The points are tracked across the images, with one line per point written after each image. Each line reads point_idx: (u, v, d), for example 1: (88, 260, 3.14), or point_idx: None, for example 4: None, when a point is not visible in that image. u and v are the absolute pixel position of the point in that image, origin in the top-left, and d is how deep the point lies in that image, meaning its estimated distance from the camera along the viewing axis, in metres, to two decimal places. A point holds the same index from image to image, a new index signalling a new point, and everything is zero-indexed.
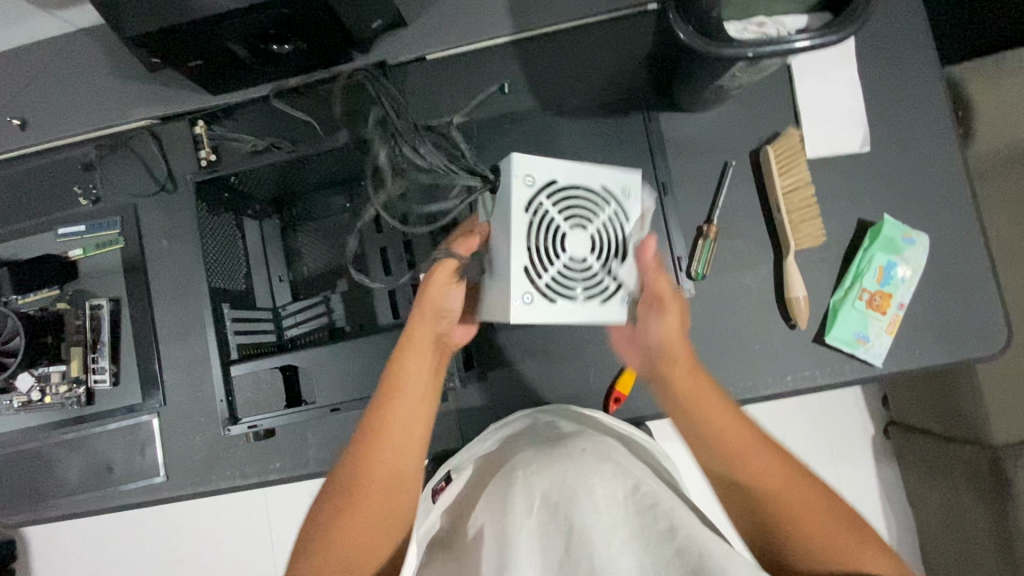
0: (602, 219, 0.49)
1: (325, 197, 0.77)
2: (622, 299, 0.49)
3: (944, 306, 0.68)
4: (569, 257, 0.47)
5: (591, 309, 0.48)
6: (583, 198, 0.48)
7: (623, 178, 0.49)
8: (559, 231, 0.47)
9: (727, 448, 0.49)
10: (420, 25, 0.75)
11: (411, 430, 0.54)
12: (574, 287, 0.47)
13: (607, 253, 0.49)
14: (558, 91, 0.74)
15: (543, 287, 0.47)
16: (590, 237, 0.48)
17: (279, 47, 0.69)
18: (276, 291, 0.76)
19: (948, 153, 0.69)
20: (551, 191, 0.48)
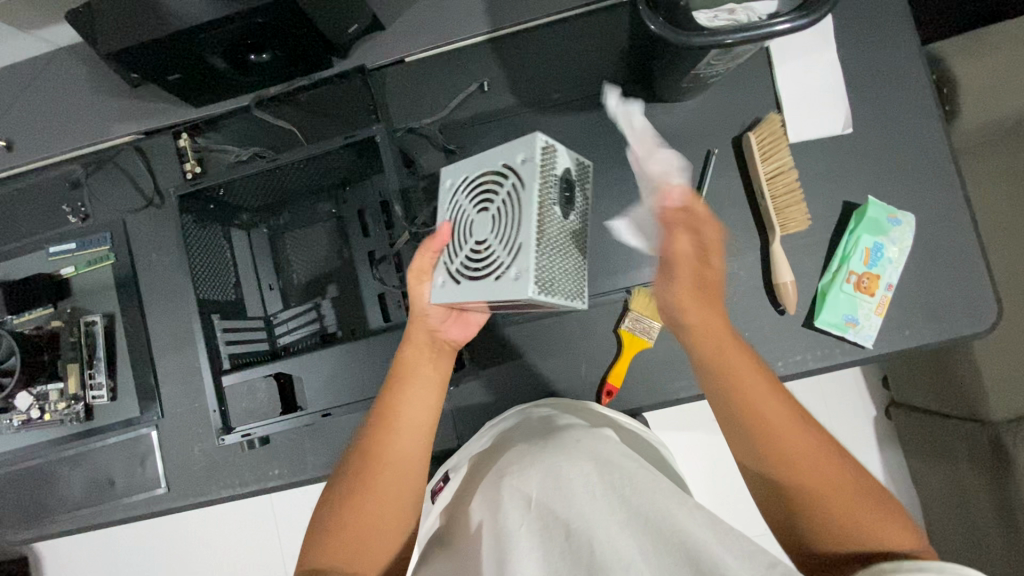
0: (498, 198, 0.49)
1: (311, 205, 0.76)
2: (510, 274, 0.46)
3: (932, 284, 0.67)
4: (473, 239, 0.50)
5: (486, 286, 0.48)
6: (489, 180, 0.50)
7: (521, 148, 0.48)
8: (470, 219, 0.51)
9: (737, 391, 0.48)
10: (397, 28, 0.75)
11: (411, 429, 0.56)
12: (477, 266, 0.50)
13: (503, 229, 0.48)
14: (538, 87, 0.74)
15: (456, 269, 0.53)
16: (490, 216, 0.49)
17: (257, 57, 0.69)
18: (267, 299, 0.75)
19: (930, 130, 0.68)
20: (467, 187, 0.53)
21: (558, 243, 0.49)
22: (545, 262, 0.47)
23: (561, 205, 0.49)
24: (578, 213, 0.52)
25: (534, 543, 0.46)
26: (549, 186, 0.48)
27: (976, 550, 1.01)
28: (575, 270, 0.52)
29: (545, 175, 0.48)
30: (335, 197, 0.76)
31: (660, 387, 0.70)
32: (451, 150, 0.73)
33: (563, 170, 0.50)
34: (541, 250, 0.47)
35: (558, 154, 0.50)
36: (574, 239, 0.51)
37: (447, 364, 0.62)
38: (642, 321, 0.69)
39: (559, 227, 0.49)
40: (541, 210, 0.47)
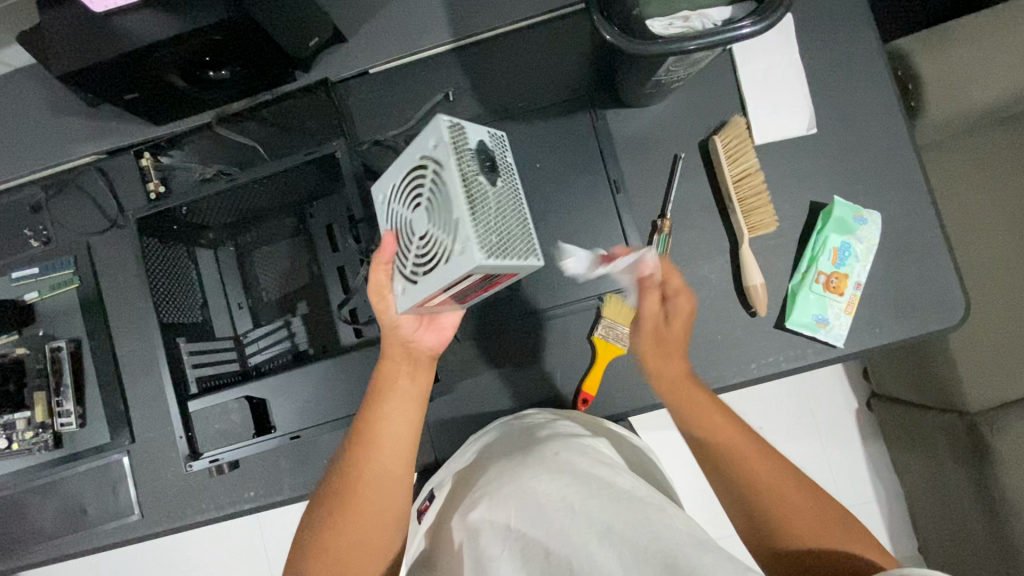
0: (426, 186, 0.48)
1: (278, 221, 0.75)
2: (455, 254, 0.45)
3: (900, 281, 0.68)
4: (416, 236, 0.50)
5: (440, 278, 0.47)
6: (414, 173, 0.49)
7: (429, 134, 0.47)
8: (408, 218, 0.51)
9: (700, 426, 0.54)
10: (360, 39, 0.74)
11: (393, 447, 0.55)
12: (425, 262, 0.49)
13: (437, 217, 0.47)
14: (504, 95, 0.74)
15: (409, 272, 0.51)
16: (423, 208, 0.48)
17: (216, 73, 0.68)
18: (236, 318, 0.74)
19: (893, 128, 0.69)
20: (397, 191, 0.52)
21: (497, 212, 0.47)
22: (485, 232, 0.45)
23: (487, 174, 0.47)
24: (509, 180, 0.50)
25: (515, 562, 0.46)
26: (466, 157, 0.46)
27: (959, 539, 1.02)
28: (527, 234, 0.49)
29: (457, 149, 0.46)
30: (302, 213, 0.75)
31: (637, 393, 0.70)
32: None
33: (478, 141, 0.48)
34: (480, 221, 0.45)
35: (469, 128, 0.48)
36: (514, 204, 0.49)
37: (429, 375, 0.60)
38: (615, 328, 0.69)
39: (494, 196, 0.47)
40: (467, 184, 0.45)
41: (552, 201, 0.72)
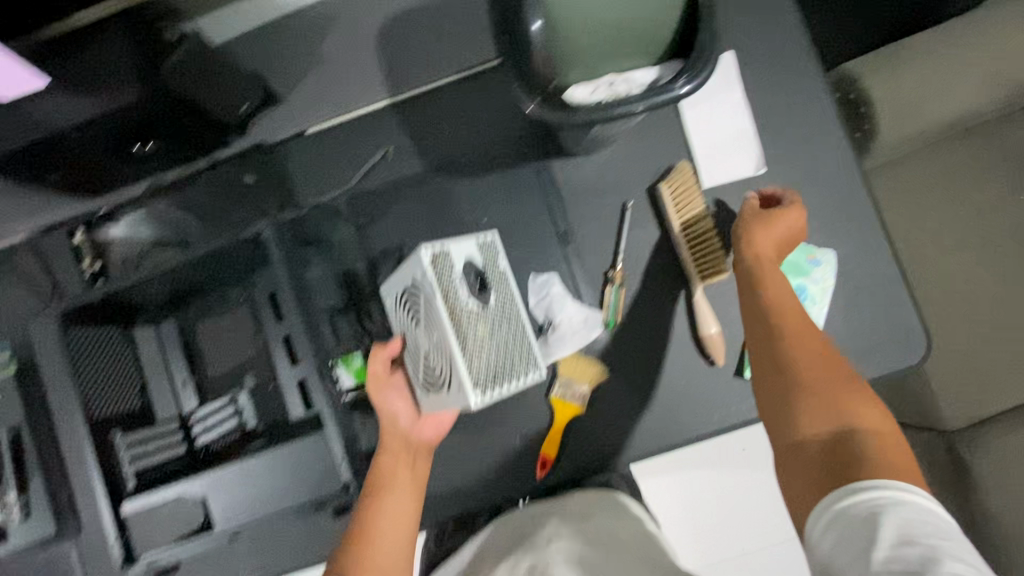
0: (421, 314, 0.58)
1: (221, 290, 0.72)
2: (453, 386, 0.55)
3: (860, 320, 0.66)
4: (422, 356, 0.60)
5: (444, 397, 0.57)
6: (414, 301, 0.59)
7: (415, 274, 0.56)
8: (416, 336, 0.61)
9: (773, 291, 0.58)
10: (293, 99, 0.72)
11: (389, 540, 0.58)
12: (433, 380, 0.59)
13: (433, 345, 0.57)
14: (445, 149, 0.72)
15: (422, 384, 0.62)
16: (423, 331, 0.58)
17: (142, 146, 0.65)
18: (180, 398, 0.70)
19: (843, 163, 0.67)
20: (404, 309, 0.62)
21: (487, 337, 0.56)
22: (477, 364, 0.54)
23: (476, 296, 0.57)
24: (501, 295, 0.60)
25: None
26: (454, 287, 0.55)
27: None
28: (517, 349, 0.58)
29: (447, 279, 0.55)
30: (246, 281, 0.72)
31: (600, 451, 0.67)
32: (362, 226, 0.71)
33: (465, 263, 0.57)
34: (469, 353, 0.54)
35: (454, 254, 0.56)
36: (504, 320, 0.58)
37: (425, 464, 0.65)
38: (573, 386, 0.67)
39: (482, 320, 0.56)
40: (455, 318, 0.54)
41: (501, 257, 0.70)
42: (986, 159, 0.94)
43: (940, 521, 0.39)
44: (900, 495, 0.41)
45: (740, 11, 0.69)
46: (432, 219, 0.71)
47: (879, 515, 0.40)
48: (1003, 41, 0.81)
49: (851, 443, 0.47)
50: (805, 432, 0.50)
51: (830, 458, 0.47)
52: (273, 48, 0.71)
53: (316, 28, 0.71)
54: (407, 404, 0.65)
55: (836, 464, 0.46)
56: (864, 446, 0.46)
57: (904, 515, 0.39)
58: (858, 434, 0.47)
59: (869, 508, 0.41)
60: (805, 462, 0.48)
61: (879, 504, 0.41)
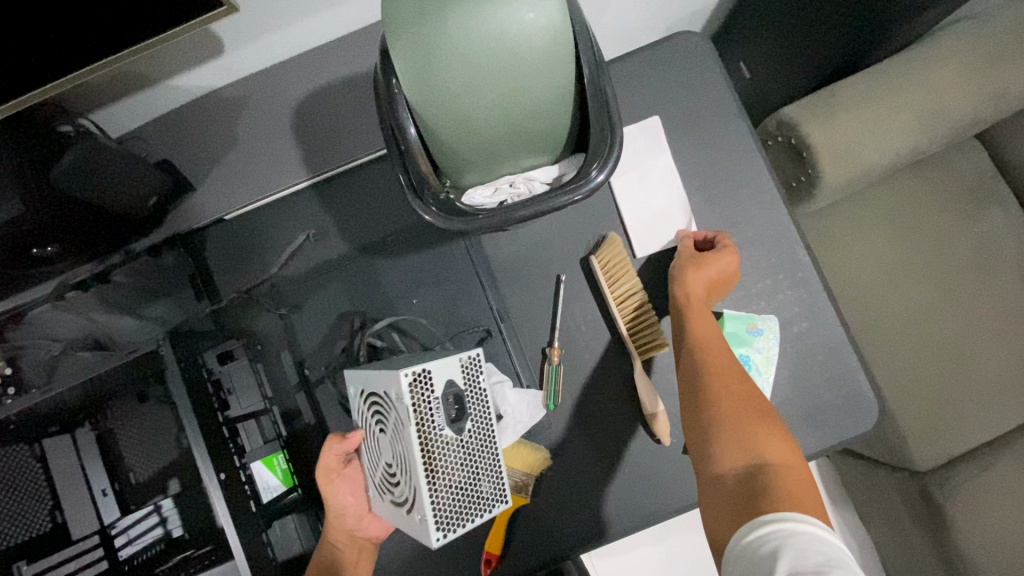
0: (389, 426, 0.50)
1: (142, 391, 0.68)
2: (416, 516, 0.48)
3: (808, 388, 0.63)
4: (387, 464, 0.52)
5: (400, 514, 0.51)
6: (380, 406, 0.51)
7: (391, 383, 0.47)
8: (377, 438, 0.53)
9: (696, 335, 0.58)
10: (208, 186, 0.69)
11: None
12: (392, 492, 0.52)
13: (400, 466, 0.50)
14: (369, 232, 0.69)
15: (379, 482, 0.54)
16: (388, 438, 0.51)
17: (42, 251, 0.61)
18: (102, 509, 0.65)
19: (780, 224, 0.65)
20: (365, 400, 0.53)
21: (461, 466, 0.49)
22: (441, 503, 0.47)
23: (451, 422, 0.49)
24: (480, 416, 0.51)
25: None
26: (429, 414, 0.47)
27: None
28: (490, 480, 0.50)
29: (422, 401, 0.47)
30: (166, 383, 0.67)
31: (548, 541, 0.63)
32: (287, 316, 0.68)
33: (445, 386, 0.49)
34: (440, 487, 0.48)
35: (437, 370, 0.48)
36: (479, 447, 0.51)
37: (371, 560, 0.61)
38: (515, 476, 0.63)
39: (456, 448, 0.49)
40: (427, 449, 0.47)
41: (431, 338, 0.66)
42: (932, 192, 0.93)
43: (830, 549, 0.40)
44: (793, 527, 0.43)
45: (661, 72, 0.67)
46: (359, 301, 0.68)
47: (780, 550, 0.41)
48: (941, 78, 0.79)
49: (759, 479, 0.49)
50: (724, 467, 0.52)
51: (741, 492, 0.49)
52: (184, 134, 0.68)
53: (227, 112, 0.68)
54: (359, 498, 0.59)
55: (744, 498, 0.48)
56: (772, 479, 0.48)
57: (797, 547, 0.41)
58: (766, 469, 0.49)
59: (774, 546, 0.42)
60: (721, 497, 0.50)
61: (776, 540, 0.42)
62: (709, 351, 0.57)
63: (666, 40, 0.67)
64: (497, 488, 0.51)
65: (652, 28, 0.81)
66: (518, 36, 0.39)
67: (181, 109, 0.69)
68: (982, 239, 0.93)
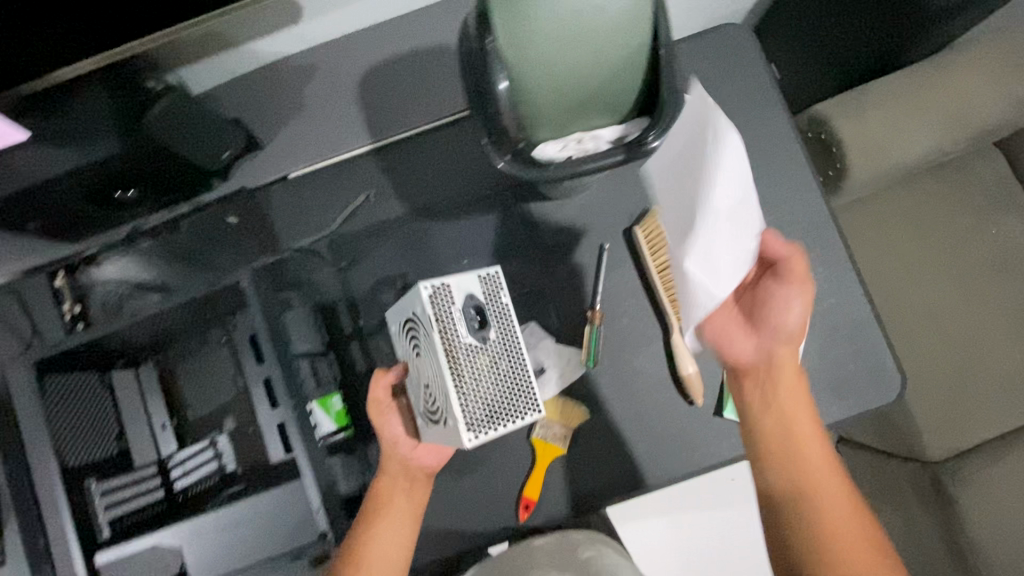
0: (420, 345, 0.57)
1: (201, 334, 0.72)
2: (449, 422, 0.54)
3: (834, 360, 0.67)
4: (422, 385, 0.59)
5: (440, 429, 0.57)
6: (412, 331, 0.58)
7: (414, 300, 0.55)
8: (413, 361, 0.60)
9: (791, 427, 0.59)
10: (276, 145, 0.73)
11: (380, 566, 0.61)
12: (431, 412, 0.58)
13: (432, 380, 0.56)
14: (426, 194, 0.73)
15: (420, 409, 0.61)
16: (420, 357, 0.58)
17: (123, 193, 0.69)
18: (160, 441, 0.70)
19: (815, 207, 0.69)
20: (403, 331, 0.61)
21: (485, 376, 0.55)
22: (470, 405, 0.53)
23: (473, 331, 0.55)
24: (502, 326, 0.57)
25: None
26: (451, 322, 0.54)
27: None
28: (521, 390, 0.55)
29: (443, 308, 0.54)
30: (227, 325, 0.72)
31: (584, 494, 0.67)
32: (344, 269, 0.72)
33: (465, 298, 0.55)
34: (465, 392, 0.53)
35: (454, 285, 0.55)
36: (503, 357, 0.56)
37: (424, 492, 0.65)
38: (553, 427, 0.67)
39: (480, 355, 0.55)
40: (451, 353, 0.53)
41: None
42: (954, 196, 0.97)
43: None
44: None
45: (708, 59, 0.71)
46: (413, 261, 0.72)
47: None
48: (968, 82, 0.83)
49: None
50: None
51: None
52: (256, 95, 0.73)
53: (298, 78, 0.73)
54: (408, 427, 0.65)
55: None
56: None
57: None
58: None
59: None
60: None
61: None
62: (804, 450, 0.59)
63: (713, 31, 0.71)
64: (528, 397, 0.55)
65: (695, 23, 0.86)
66: (597, 11, 0.45)
67: (256, 72, 0.73)
68: (1002, 242, 0.96)
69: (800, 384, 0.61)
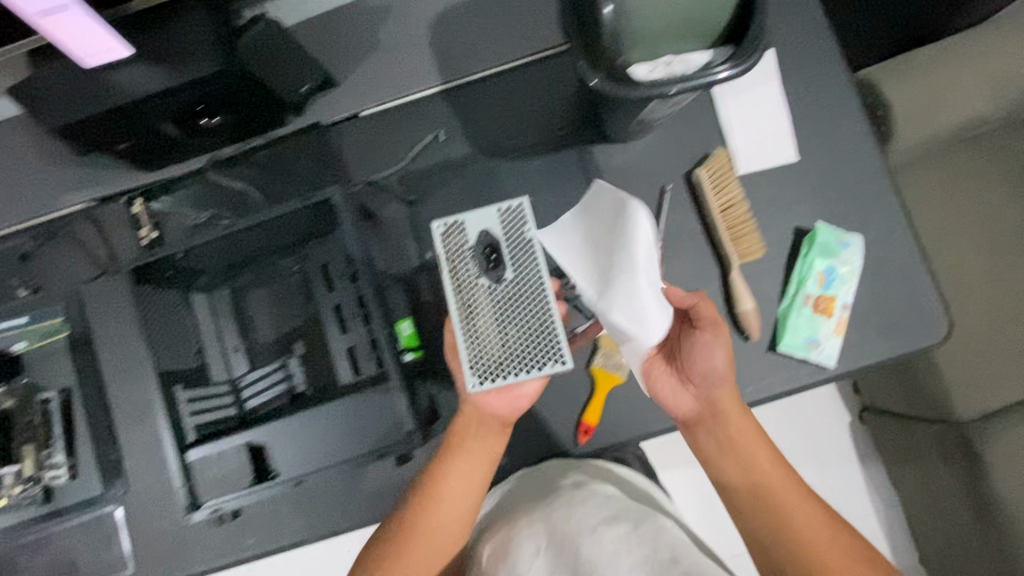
0: None
1: (274, 262, 0.75)
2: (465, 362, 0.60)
3: (884, 302, 0.70)
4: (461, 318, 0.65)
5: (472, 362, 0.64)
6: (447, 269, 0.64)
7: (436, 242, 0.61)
8: None
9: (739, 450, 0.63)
10: (350, 84, 0.76)
11: (453, 501, 0.65)
12: None
13: None
14: (494, 134, 0.75)
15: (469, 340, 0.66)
16: None
17: (207, 121, 0.69)
18: (232, 361, 0.74)
19: (870, 156, 0.72)
20: None
21: (496, 319, 0.58)
22: (477, 346, 0.58)
23: (488, 271, 0.58)
24: (522, 264, 0.57)
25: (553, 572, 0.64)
26: (462, 263, 0.58)
27: (957, 548, 1.05)
28: (536, 332, 0.57)
29: (457, 249, 0.59)
30: (300, 256, 0.74)
31: (637, 421, 0.71)
32: (412, 203, 0.75)
33: (480, 235, 0.58)
34: (474, 335, 0.58)
35: (467, 222, 0.58)
36: (515, 298, 0.58)
37: (500, 436, 0.67)
38: (613, 357, 0.70)
39: (492, 295, 0.58)
40: (462, 294, 0.58)
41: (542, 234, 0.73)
42: (991, 166, 1.00)
43: None
44: None
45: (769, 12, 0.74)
46: (479, 198, 0.75)
47: None
48: (1012, 49, 0.86)
49: None
50: None
51: None
52: (332, 36, 0.76)
53: (374, 20, 0.76)
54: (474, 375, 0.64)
55: None
56: None
57: None
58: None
59: None
60: None
61: None
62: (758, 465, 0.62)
63: None
64: (547, 341, 0.56)
65: None
66: None
67: (332, 12, 0.76)
68: None
69: (743, 411, 0.64)
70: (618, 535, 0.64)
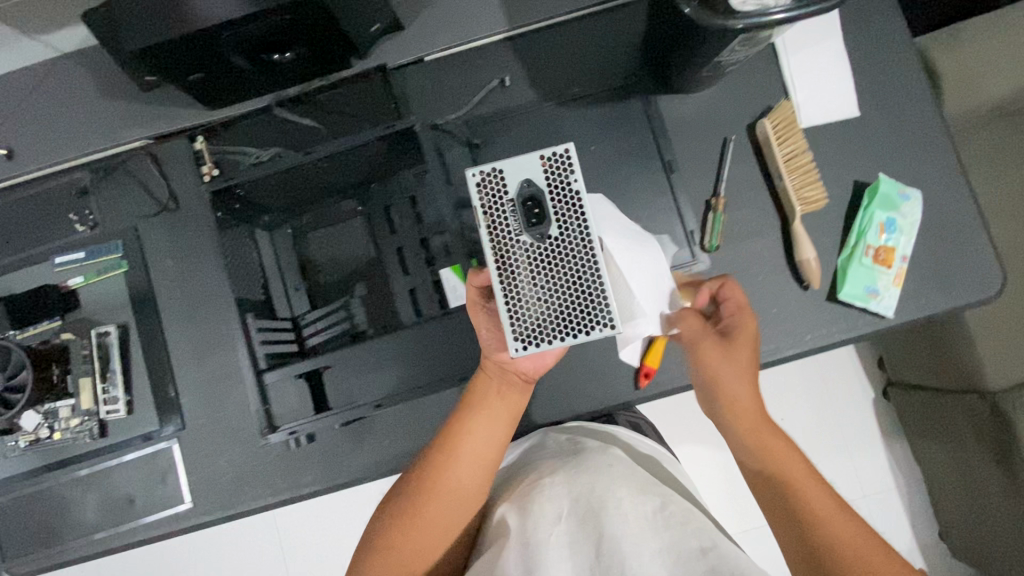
0: None
1: (335, 204, 0.79)
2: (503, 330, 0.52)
3: (939, 256, 0.71)
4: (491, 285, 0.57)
5: None
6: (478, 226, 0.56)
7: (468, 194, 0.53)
8: None
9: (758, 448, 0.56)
10: (415, 28, 0.76)
11: (470, 458, 0.61)
12: None
13: None
14: (557, 83, 0.76)
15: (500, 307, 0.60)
16: None
17: (279, 56, 0.68)
18: (295, 299, 0.77)
19: (929, 112, 0.73)
20: None
21: (540, 280, 0.51)
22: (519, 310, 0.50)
23: (529, 228, 0.51)
24: (568, 222, 0.51)
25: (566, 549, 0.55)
26: (501, 216, 0.51)
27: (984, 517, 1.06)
28: (589, 294, 0.50)
29: (495, 201, 0.51)
30: (362, 196, 0.79)
31: None
32: (475, 146, 0.75)
33: (522, 184, 0.50)
34: (514, 298, 0.51)
35: (509, 170, 0.51)
36: (557, 257, 0.51)
37: (522, 394, 0.65)
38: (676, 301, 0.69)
39: (535, 254, 0.51)
40: (501, 251, 0.51)
41: (605, 181, 0.74)
42: None
43: None
44: None
45: None
46: (541, 145, 0.75)
47: None
48: None
49: None
50: None
51: None
52: None
53: None
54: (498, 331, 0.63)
55: None
56: None
57: None
58: None
59: None
60: None
61: None
62: (785, 464, 0.54)
63: None
64: (602, 303, 0.50)
65: None
66: None
67: None
68: None
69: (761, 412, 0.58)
70: (644, 514, 0.55)
